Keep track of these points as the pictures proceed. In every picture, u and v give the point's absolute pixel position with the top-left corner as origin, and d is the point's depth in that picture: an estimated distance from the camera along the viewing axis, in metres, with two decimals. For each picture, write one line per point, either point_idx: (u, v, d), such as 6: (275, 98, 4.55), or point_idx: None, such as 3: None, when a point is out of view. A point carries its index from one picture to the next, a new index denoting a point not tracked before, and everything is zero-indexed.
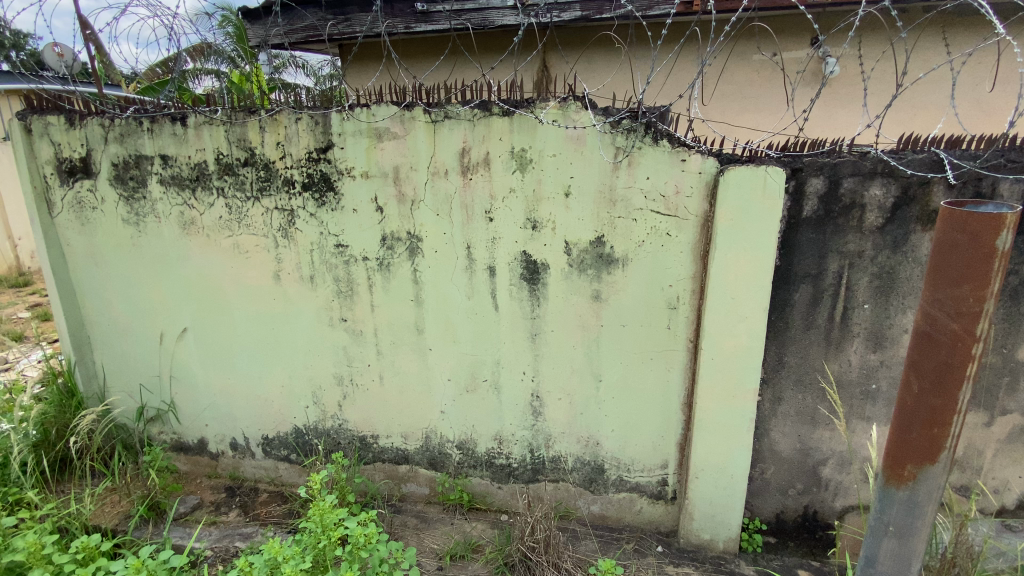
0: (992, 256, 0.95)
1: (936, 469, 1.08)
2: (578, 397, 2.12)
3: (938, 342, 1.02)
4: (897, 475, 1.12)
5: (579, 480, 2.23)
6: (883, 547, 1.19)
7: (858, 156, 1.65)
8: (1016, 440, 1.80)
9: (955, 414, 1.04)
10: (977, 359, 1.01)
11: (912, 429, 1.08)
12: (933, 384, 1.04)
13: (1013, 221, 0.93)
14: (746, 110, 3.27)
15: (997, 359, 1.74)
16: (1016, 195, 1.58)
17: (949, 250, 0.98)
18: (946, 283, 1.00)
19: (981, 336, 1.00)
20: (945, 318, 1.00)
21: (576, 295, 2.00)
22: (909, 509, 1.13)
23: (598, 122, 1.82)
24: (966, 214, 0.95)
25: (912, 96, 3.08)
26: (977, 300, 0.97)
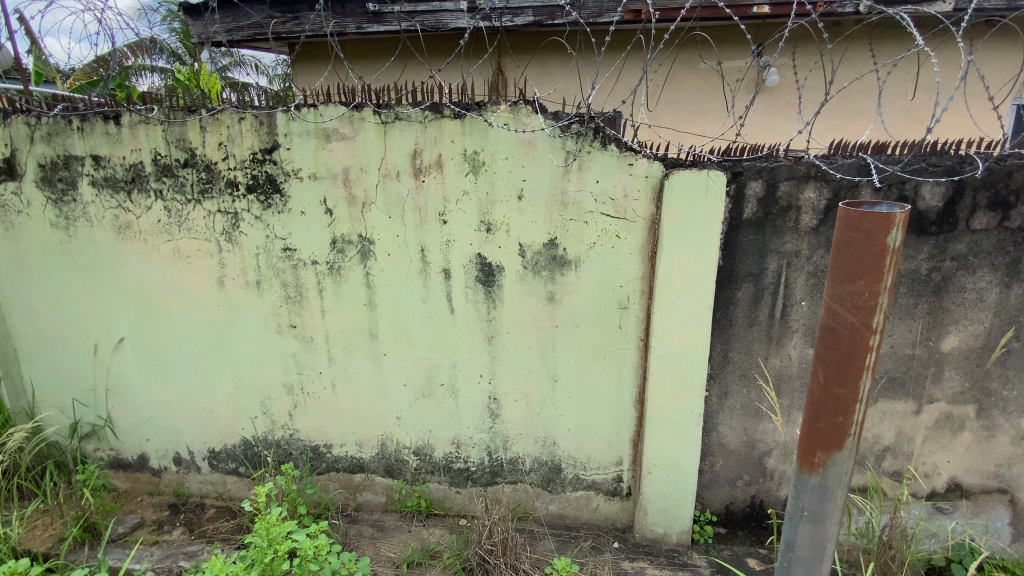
0: (884, 253, 0.95)
1: (844, 456, 1.08)
2: (535, 398, 2.13)
3: (839, 335, 1.02)
4: (808, 462, 1.12)
5: (537, 480, 2.24)
6: (800, 535, 1.18)
7: (793, 161, 1.74)
8: (942, 426, 1.92)
9: (857, 402, 1.05)
10: (875, 350, 1.01)
11: (819, 418, 1.08)
12: (835, 374, 1.04)
13: (903, 220, 0.94)
14: (693, 117, 3.39)
15: (924, 351, 1.85)
16: (936, 198, 1.70)
17: (845, 247, 0.98)
18: (844, 278, 1.00)
19: (878, 328, 1.00)
20: (844, 312, 1.00)
21: (531, 296, 2.01)
22: (822, 496, 1.13)
23: (548, 125, 1.83)
24: (858, 212, 0.95)
25: (842, 104, 3.27)
26: (872, 294, 0.98)
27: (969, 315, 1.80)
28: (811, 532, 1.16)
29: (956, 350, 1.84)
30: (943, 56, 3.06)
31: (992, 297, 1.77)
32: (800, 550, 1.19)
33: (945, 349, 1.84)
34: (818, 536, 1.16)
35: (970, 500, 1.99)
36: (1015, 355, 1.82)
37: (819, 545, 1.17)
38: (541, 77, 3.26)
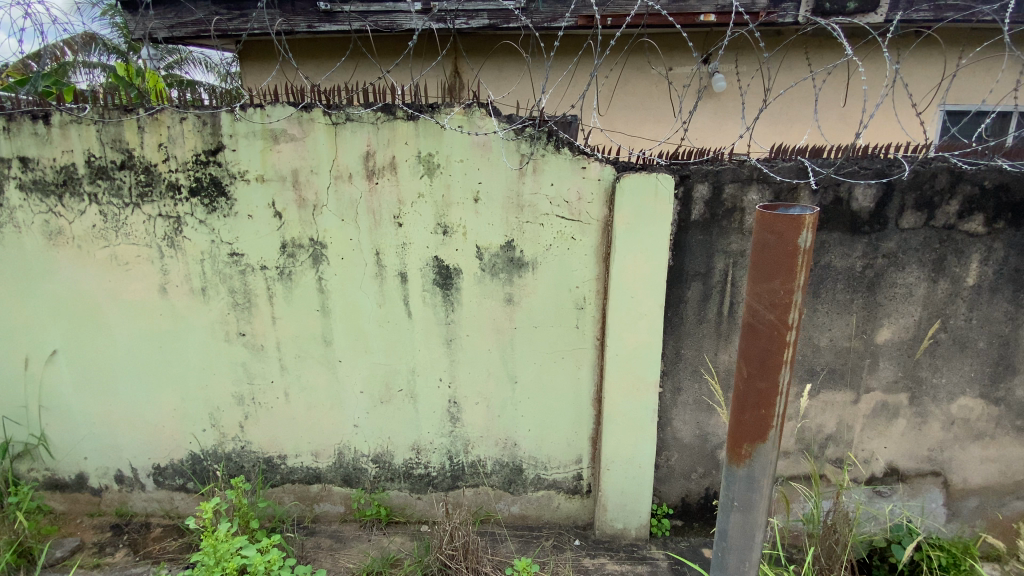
0: (796, 253, 0.99)
1: (768, 448, 1.12)
2: (495, 400, 2.13)
3: (758, 332, 1.06)
4: (735, 454, 1.16)
5: (498, 482, 2.23)
6: (731, 526, 1.21)
7: (737, 164, 1.81)
8: (879, 414, 2.04)
9: (778, 396, 1.09)
10: (793, 346, 1.05)
11: (744, 412, 1.12)
12: (756, 369, 1.08)
13: (811, 221, 0.98)
14: (646, 121, 3.48)
15: (860, 343, 1.96)
16: (868, 199, 1.80)
17: (761, 248, 1.02)
18: (761, 278, 1.04)
19: (795, 324, 1.04)
20: (762, 310, 1.04)
21: (488, 298, 2.01)
22: (749, 487, 1.16)
23: (502, 128, 1.84)
24: (771, 215, 0.99)
25: (783, 110, 3.43)
26: (787, 292, 1.01)
27: (901, 308, 1.91)
28: (741, 522, 1.20)
29: (890, 342, 1.95)
30: (871, 65, 3.25)
31: (920, 291, 1.89)
32: (731, 541, 1.22)
33: (880, 341, 1.95)
34: (747, 526, 1.19)
35: (906, 483, 2.12)
36: (943, 345, 1.94)
37: (749, 534, 1.21)
38: (496, 80, 3.27)
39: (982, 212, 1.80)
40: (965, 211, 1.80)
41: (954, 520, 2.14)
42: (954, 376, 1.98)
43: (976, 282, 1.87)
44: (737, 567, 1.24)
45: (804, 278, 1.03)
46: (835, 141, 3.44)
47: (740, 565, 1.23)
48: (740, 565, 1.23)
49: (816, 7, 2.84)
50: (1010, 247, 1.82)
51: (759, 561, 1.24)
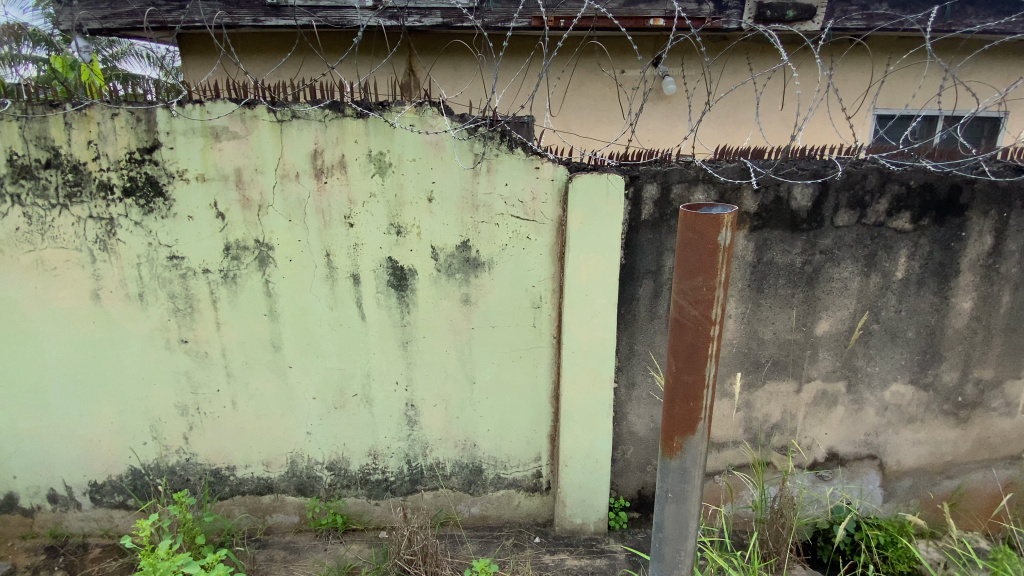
0: (717, 251, 1.02)
1: (697, 440, 1.15)
2: (453, 401, 2.12)
3: (685, 328, 1.09)
4: (668, 447, 1.18)
5: (458, 484, 2.22)
6: (666, 517, 1.24)
7: (684, 165, 1.86)
8: (819, 402, 2.14)
9: (705, 389, 1.11)
10: (717, 340, 1.08)
11: (674, 405, 1.14)
12: (683, 364, 1.10)
13: (730, 220, 1.00)
14: (599, 122, 3.54)
15: (801, 335, 2.05)
16: (806, 198, 1.89)
17: (685, 246, 1.04)
18: (685, 275, 1.06)
19: (718, 320, 1.07)
20: (686, 306, 1.07)
21: (445, 299, 2.00)
22: (681, 479, 1.19)
23: (454, 128, 1.83)
24: (692, 214, 1.01)
25: (727, 113, 3.56)
26: (709, 289, 1.04)
27: (838, 301, 2.02)
28: (675, 513, 1.22)
29: (829, 334, 2.06)
30: (806, 70, 3.41)
31: (855, 285, 2.00)
32: (666, 531, 1.25)
33: (819, 333, 2.06)
34: (681, 517, 1.22)
35: (846, 466, 2.24)
36: (876, 336, 2.06)
37: (683, 524, 1.23)
38: (449, 80, 3.26)
39: (909, 211, 1.92)
40: (893, 209, 1.92)
41: (890, 500, 2.28)
42: (887, 365, 2.10)
43: (904, 276, 1.99)
44: (674, 557, 1.27)
45: (726, 275, 1.06)
46: (776, 143, 3.62)
47: (675, 555, 1.26)
48: (676, 554, 1.26)
49: (760, 14, 2.96)
50: (934, 242, 1.95)
51: (694, 551, 1.27)
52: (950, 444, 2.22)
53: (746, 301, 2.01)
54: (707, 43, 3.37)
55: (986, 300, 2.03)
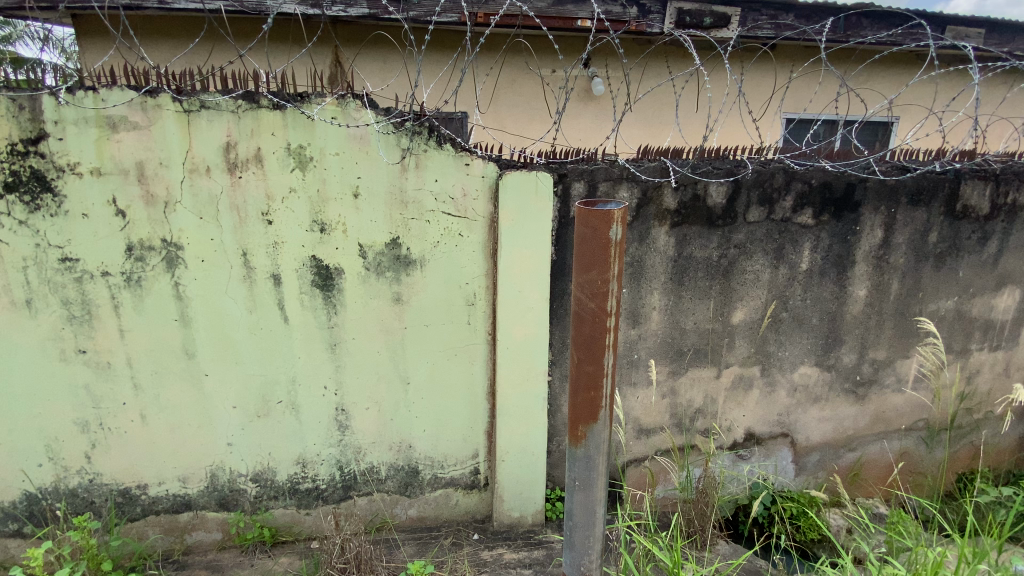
0: (609, 245, 1.05)
1: (600, 428, 1.18)
2: (387, 403, 2.05)
3: (583, 320, 1.11)
4: (573, 436, 1.21)
5: (394, 487, 2.16)
6: (575, 505, 1.27)
7: (608, 164, 1.93)
8: (737, 386, 2.29)
9: (604, 379, 1.14)
10: (614, 331, 1.11)
11: (577, 396, 1.17)
12: (583, 354, 1.13)
13: (620, 215, 1.03)
14: (528, 121, 3.61)
15: (720, 324, 2.18)
16: (721, 195, 2.01)
17: (580, 240, 1.07)
18: (581, 268, 1.09)
19: (614, 311, 1.10)
20: (584, 298, 1.09)
21: (375, 299, 1.93)
22: (586, 467, 1.22)
23: (378, 121, 1.77)
24: (585, 209, 1.04)
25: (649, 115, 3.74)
26: (603, 282, 1.07)
27: (751, 292, 2.16)
28: (582, 500, 1.25)
29: (744, 322, 2.20)
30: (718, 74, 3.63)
31: (766, 277, 2.15)
32: (575, 519, 1.28)
33: (735, 322, 2.19)
34: (588, 504, 1.26)
35: (762, 445, 2.40)
36: (785, 323, 2.23)
37: (590, 511, 1.26)
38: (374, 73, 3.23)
39: (811, 207, 2.08)
40: (798, 206, 2.07)
41: (801, 474, 2.47)
42: (795, 349, 2.28)
43: (809, 267, 2.16)
44: (583, 544, 1.29)
45: (620, 268, 1.09)
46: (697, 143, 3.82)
47: (585, 543, 1.29)
48: (585, 542, 1.29)
49: (680, 20, 3.10)
50: (833, 236, 2.13)
51: (603, 537, 1.30)
52: (851, 419, 2.44)
53: (668, 294, 2.10)
54: (631, 45, 3.49)
55: (878, 287, 2.24)
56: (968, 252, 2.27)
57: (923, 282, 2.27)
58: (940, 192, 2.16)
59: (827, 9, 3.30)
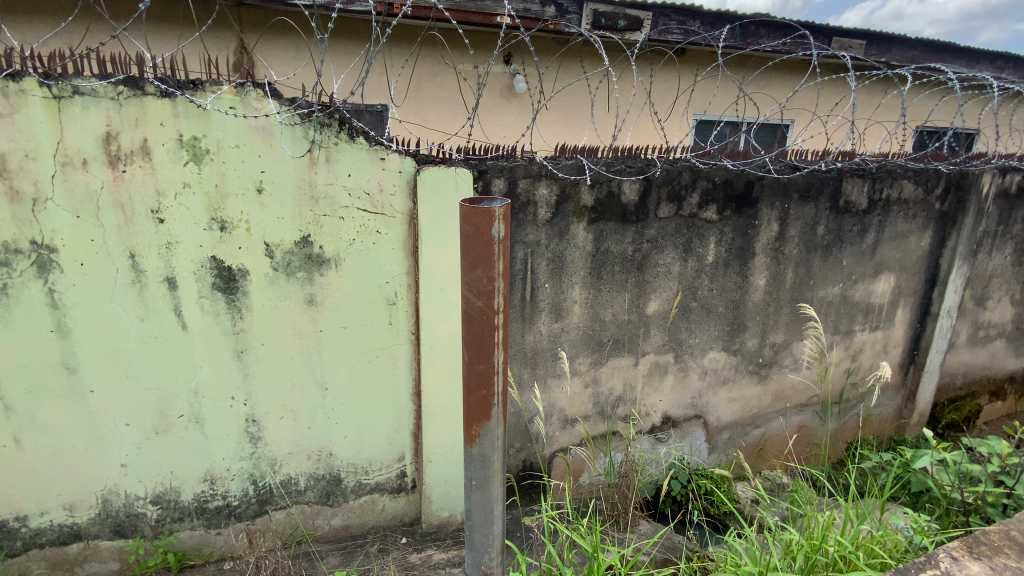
0: (491, 244, 1.05)
1: (493, 425, 1.20)
2: (303, 411, 1.95)
3: (471, 319, 1.11)
4: (468, 436, 1.22)
5: (315, 498, 2.06)
6: (474, 504, 1.27)
7: (527, 161, 1.94)
8: (654, 373, 2.40)
9: (495, 376, 1.15)
10: (503, 328, 1.12)
11: (469, 395, 1.17)
12: (474, 353, 1.13)
13: (502, 213, 1.04)
14: (443, 116, 3.70)
15: (636, 315, 2.28)
16: (633, 192, 2.09)
17: (464, 238, 1.07)
18: (467, 267, 1.08)
19: (501, 309, 1.10)
20: (471, 297, 1.09)
21: (285, 301, 1.82)
22: (483, 466, 1.23)
23: (281, 111, 1.66)
24: (466, 207, 1.03)
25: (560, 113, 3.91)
26: (488, 280, 1.07)
27: (663, 284, 2.27)
28: (480, 500, 1.26)
29: (658, 312, 2.31)
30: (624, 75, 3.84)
31: (676, 269, 2.27)
32: (475, 519, 1.28)
33: (650, 313, 2.29)
34: (486, 503, 1.26)
35: (678, 427, 2.53)
36: (695, 312, 2.37)
37: (489, 509, 1.26)
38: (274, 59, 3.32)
39: (715, 203, 2.22)
40: (703, 202, 2.20)
41: (713, 452, 2.64)
42: (704, 336, 2.42)
43: (714, 259, 2.30)
44: (483, 542, 1.29)
45: (505, 266, 1.10)
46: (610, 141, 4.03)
47: (484, 541, 1.29)
48: (485, 540, 1.29)
49: (596, 22, 3.34)
50: (735, 230, 2.29)
51: (503, 534, 1.31)
52: (755, 398, 2.64)
53: (588, 287, 2.16)
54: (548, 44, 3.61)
55: (775, 277, 2.44)
56: (850, 243, 2.53)
57: (813, 270, 2.50)
58: (826, 189, 2.38)
59: (729, 18, 3.55)
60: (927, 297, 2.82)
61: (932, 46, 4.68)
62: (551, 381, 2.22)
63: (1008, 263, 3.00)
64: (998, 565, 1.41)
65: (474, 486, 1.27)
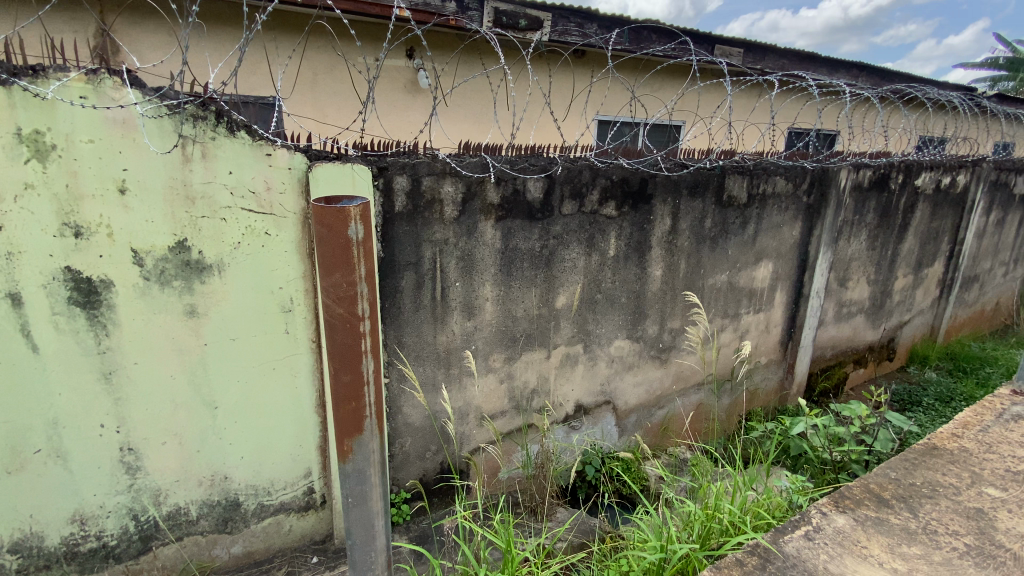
0: (349, 245, 1.03)
1: (367, 438, 1.17)
2: (190, 434, 1.77)
3: (334, 327, 1.08)
4: (341, 452, 1.17)
5: (211, 526, 1.89)
6: (353, 522, 1.22)
7: (430, 158, 1.90)
8: (565, 364, 2.47)
9: (364, 387, 1.13)
10: (369, 335, 1.10)
11: (338, 409, 1.13)
12: (339, 364, 1.09)
13: (359, 213, 1.02)
14: (332, 111, 3.71)
15: (546, 310, 2.32)
16: (538, 189, 2.13)
17: (318, 241, 1.03)
18: (325, 272, 1.05)
19: (366, 315, 1.09)
20: (331, 304, 1.06)
21: (160, 313, 1.64)
22: (359, 482, 1.19)
23: (145, 103, 1.49)
24: (319, 208, 1.00)
25: (457, 107, 3.97)
26: (349, 284, 1.05)
27: (570, 278, 2.34)
28: (359, 516, 1.22)
29: (566, 306, 2.37)
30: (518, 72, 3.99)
31: (581, 264, 2.34)
32: (354, 538, 1.25)
33: (559, 306, 2.35)
34: (366, 518, 1.23)
35: (590, 415, 2.63)
36: (600, 303, 2.46)
37: (368, 523, 1.23)
38: (134, 40, 3.22)
39: (614, 200, 2.32)
40: (603, 199, 2.29)
41: (623, 435, 2.77)
42: (609, 326, 2.53)
43: (616, 252, 2.41)
44: (365, 560, 1.26)
45: (367, 269, 1.09)
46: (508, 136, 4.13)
47: (366, 559, 1.26)
48: (367, 558, 1.26)
49: (498, 20, 3.40)
50: (633, 225, 2.41)
51: (387, 546, 1.29)
52: (658, 380, 2.81)
53: (498, 284, 2.17)
54: (444, 39, 3.66)
55: (670, 267, 2.60)
56: (734, 234, 2.76)
57: (704, 259, 2.70)
58: (711, 185, 2.57)
59: (624, 22, 3.74)
60: (800, 280, 3.16)
61: (799, 55, 5.24)
62: (467, 379, 2.20)
63: (863, 247, 3.43)
64: (859, 515, 1.60)
65: (351, 504, 1.22)
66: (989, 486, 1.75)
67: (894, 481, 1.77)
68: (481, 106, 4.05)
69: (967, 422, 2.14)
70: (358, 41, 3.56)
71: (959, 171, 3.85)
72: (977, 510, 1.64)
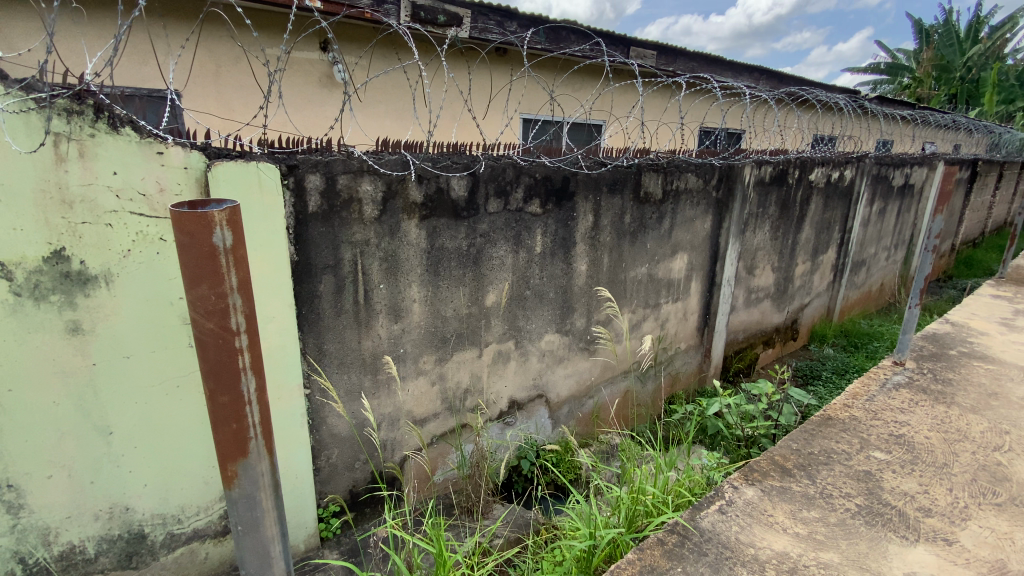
0: (215, 254, 0.97)
1: (253, 460, 1.12)
2: (82, 464, 1.59)
3: (205, 344, 1.01)
4: (225, 478, 1.11)
5: (113, 564, 1.72)
6: (246, 550, 1.16)
7: (346, 155, 1.82)
8: (496, 362, 2.47)
9: (245, 407, 1.08)
10: (246, 351, 1.05)
11: (218, 432, 1.06)
12: (214, 383, 1.03)
13: (224, 218, 0.97)
14: (234, 105, 3.49)
15: (476, 309, 2.32)
16: (461, 187, 2.11)
17: (178, 251, 0.96)
18: (189, 284, 0.98)
19: (240, 328, 1.04)
20: (200, 318, 0.99)
21: (37, 332, 1.46)
22: (248, 507, 1.14)
23: (4, 95, 1.31)
24: (177, 214, 0.93)
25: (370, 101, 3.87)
26: (218, 296, 0.99)
27: (498, 276, 2.34)
28: (253, 543, 1.16)
29: (495, 304, 2.38)
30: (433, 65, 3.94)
31: (509, 261, 2.36)
32: (248, 566, 1.19)
33: (489, 304, 2.35)
34: (260, 544, 1.18)
35: (524, 410, 2.65)
36: (529, 299, 2.49)
37: (262, 549, 1.18)
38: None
39: (538, 197, 2.35)
40: (528, 197, 2.32)
41: (557, 427, 2.83)
42: (539, 321, 2.57)
43: (542, 248, 2.45)
44: None
45: (239, 279, 1.04)
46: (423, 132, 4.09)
47: None
48: None
49: (415, 14, 3.33)
50: (557, 222, 2.46)
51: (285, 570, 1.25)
52: (588, 372, 2.89)
53: (426, 285, 2.13)
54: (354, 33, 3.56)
55: (594, 262, 2.68)
56: (652, 229, 2.89)
57: (625, 253, 2.81)
58: (629, 182, 2.68)
59: (543, 22, 3.80)
60: (713, 270, 3.38)
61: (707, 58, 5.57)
62: (396, 382, 2.15)
63: (768, 238, 3.72)
64: (766, 486, 1.74)
65: (242, 532, 1.16)
66: (875, 450, 1.96)
67: (796, 451, 1.94)
68: (395, 100, 3.97)
69: (856, 393, 2.38)
70: (255, 31, 3.37)
71: (845, 167, 4.26)
72: (865, 472, 1.83)
